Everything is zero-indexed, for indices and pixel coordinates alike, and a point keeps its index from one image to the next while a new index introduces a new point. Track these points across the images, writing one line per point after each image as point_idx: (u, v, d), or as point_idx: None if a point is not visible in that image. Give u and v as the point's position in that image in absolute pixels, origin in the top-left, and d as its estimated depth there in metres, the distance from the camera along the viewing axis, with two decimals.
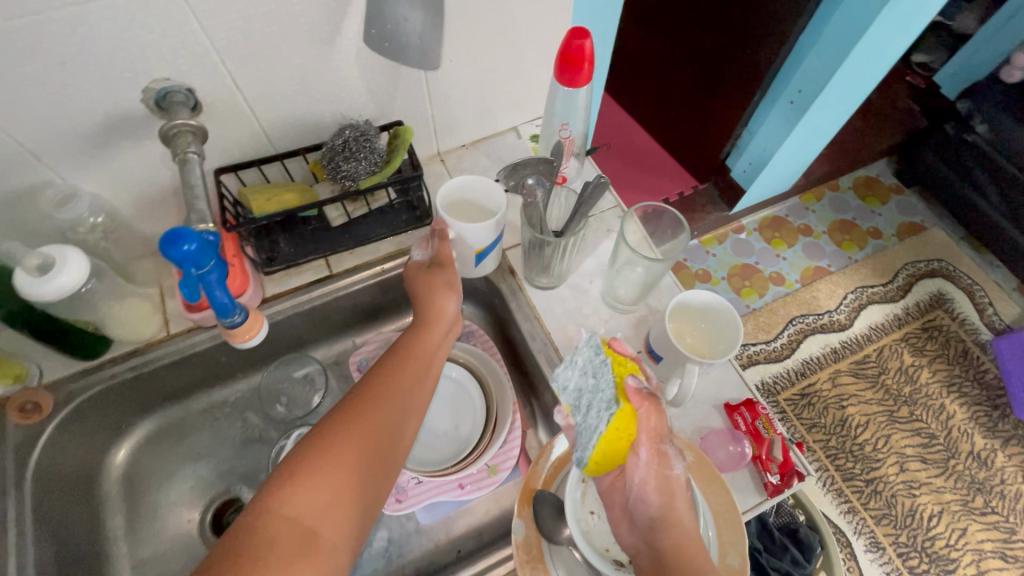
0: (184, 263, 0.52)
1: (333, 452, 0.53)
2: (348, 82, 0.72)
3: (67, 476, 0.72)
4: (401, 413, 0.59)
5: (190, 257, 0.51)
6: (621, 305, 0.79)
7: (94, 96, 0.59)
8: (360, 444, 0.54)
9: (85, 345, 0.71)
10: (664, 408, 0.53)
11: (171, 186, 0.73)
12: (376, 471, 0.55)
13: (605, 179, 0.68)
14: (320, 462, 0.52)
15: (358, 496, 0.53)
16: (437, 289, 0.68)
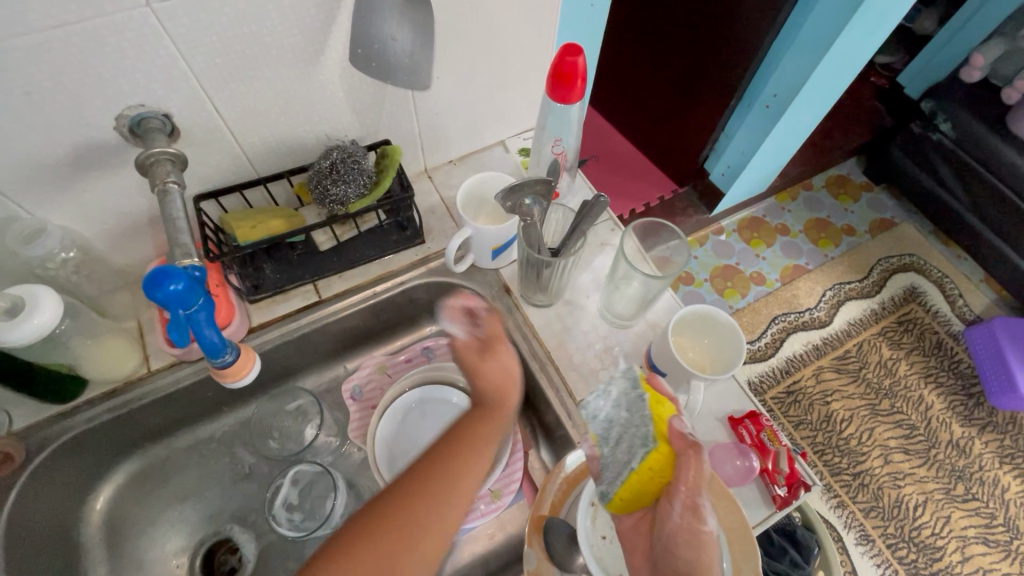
0: (170, 304, 0.49)
1: (399, 509, 0.53)
2: (333, 102, 0.70)
3: (44, 529, 0.68)
4: (468, 443, 0.59)
5: (177, 298, 0.48)
6: (621, 321, 0.78)
7: (63, 126, 0.55)
8: (420, 507, 0.53)
9: (59, 388, 0.67)
10: (706, 460, 0.51)
11: (148, 216, 0.69)
12: (442, 504, 0.54)
13: (605, 198, 0.65)
14: (387, 508, 0.53)
15: (428, 530, 0.53)
16: (492, 312, 0.69)
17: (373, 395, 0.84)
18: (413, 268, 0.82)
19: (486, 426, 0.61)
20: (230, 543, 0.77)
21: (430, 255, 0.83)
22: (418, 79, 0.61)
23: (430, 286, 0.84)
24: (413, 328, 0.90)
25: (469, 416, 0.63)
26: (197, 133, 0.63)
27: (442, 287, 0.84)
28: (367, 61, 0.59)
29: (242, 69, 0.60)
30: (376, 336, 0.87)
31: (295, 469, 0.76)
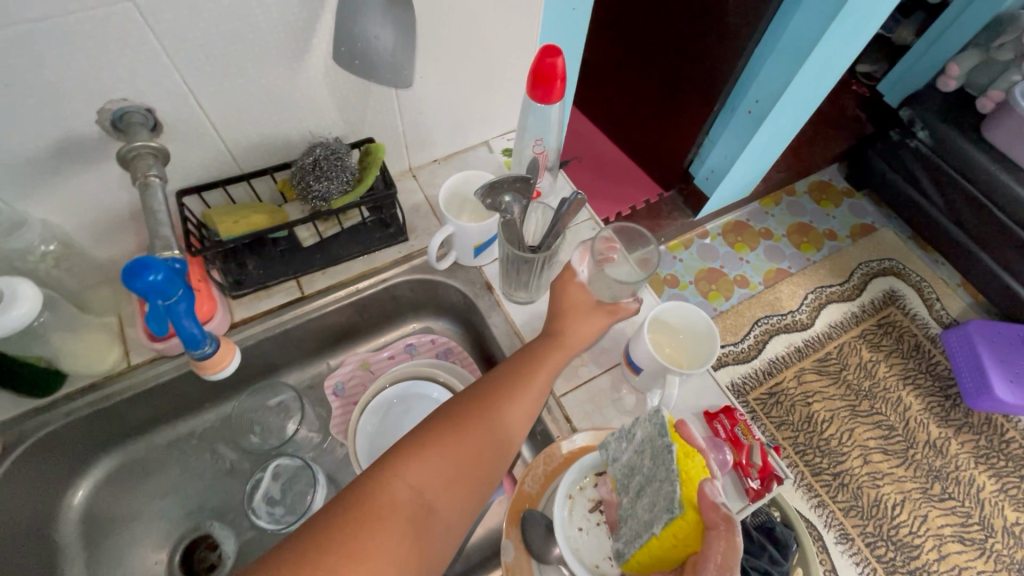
0: (150, 293, 0.49)
1: (457, 442, 0.57)
2: (317, 100, 0.71)
3: (20, 524, 0.67)
4: (519, 404, 0.61)
5: (156, 287, 0.49)
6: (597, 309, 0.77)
7: (44, 119, 0.56)
8: (477, 442, 0.57)
9: (38, 382, 0.67)
10: (739, 538, 0.43)
11: (130, 210, 0.70)
12: (485, 454, 0.57)
13: (583, 196, 0.66)
14: (435, 441, 0.56)
15: (471, 470, 0.56)
16: (568, 280, 0.73)
17: (355, 391, 0.85)
18: (397, 265, 0.83)
19: (538, 384, 0.63)
20: (210, 539, 0.76)
21: (414, 253, 0.84)
22: (395, 79, 0.62)
23: (413, 283, 0.85)
24: (396, 325, 0.90)
25: (518, 360, 0.65)
26: (180, 128, 0.64)
27: (426, 284, 0.85)
28: (349, 59, 0.60)
29: (227, 65, 0.61)
30: (360, 333, 0.88)
31: (275, 463, 0.76)
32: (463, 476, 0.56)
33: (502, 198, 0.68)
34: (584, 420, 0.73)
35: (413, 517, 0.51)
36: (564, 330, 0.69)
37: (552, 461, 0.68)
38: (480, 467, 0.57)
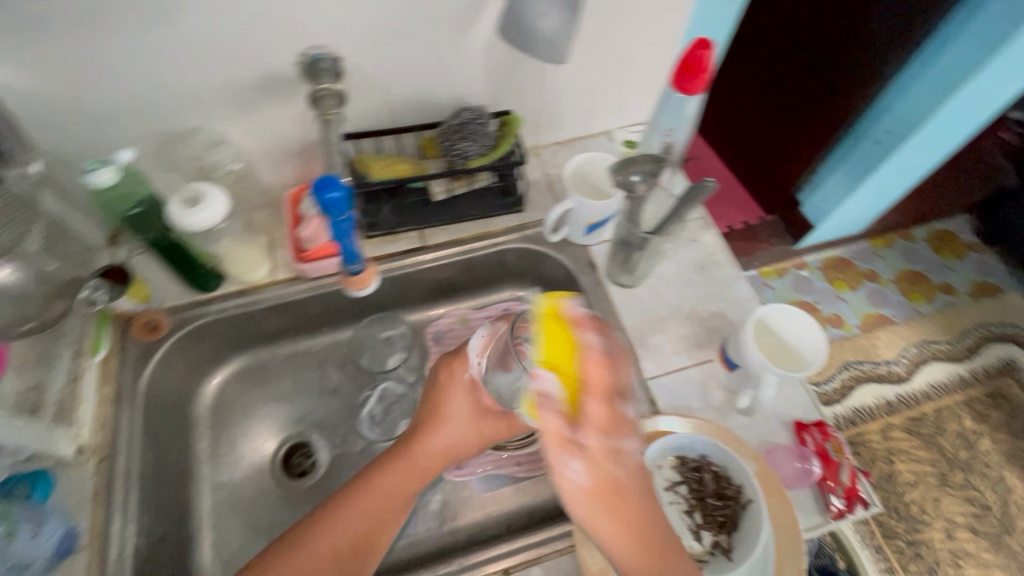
0: (329, 210, 0.57)
1: (376, 495, 0.62)
2: (471, 69, 0.77)
3: (168, 397, 0.80)
4: (383, 513, 0.62)
5: (334, 204, 0.56)
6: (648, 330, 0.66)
7: (258, 56, 0.66)
8: (371, 514, 0.61)
9: (203, 279, 0.78)
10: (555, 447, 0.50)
11: (297, 147, 0.80)
12: (359, 539, 0.60)
13: (712, 184, 0.65)
14: (309, 542, 0.59)
15: (342, 560, 0.59)
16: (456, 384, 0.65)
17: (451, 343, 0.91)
18: (509, 233, 0.88)
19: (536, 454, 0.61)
20: (306, 449, 0.86)
21: (527, 224, 0.89)
22: (554, 54, 0.68)
23: (521, 252, 0.89)
24: (496, 290, 0.96)
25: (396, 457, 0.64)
26: (355, 76, 0.73)
27: (532, 255, 0.89)
28: (516, 33, 0.67)
29: (407, 25, 0.69)
30: (463, 291, 0.94)
31: (382, 387, 0.89)
32: (379, 514, 0.61)
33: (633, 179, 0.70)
34: (669, 408, 0.75)
35: (335, 548, 0.59)
36: (444, 438, 0.64)
37: None
38: (363, 542, 0.60)
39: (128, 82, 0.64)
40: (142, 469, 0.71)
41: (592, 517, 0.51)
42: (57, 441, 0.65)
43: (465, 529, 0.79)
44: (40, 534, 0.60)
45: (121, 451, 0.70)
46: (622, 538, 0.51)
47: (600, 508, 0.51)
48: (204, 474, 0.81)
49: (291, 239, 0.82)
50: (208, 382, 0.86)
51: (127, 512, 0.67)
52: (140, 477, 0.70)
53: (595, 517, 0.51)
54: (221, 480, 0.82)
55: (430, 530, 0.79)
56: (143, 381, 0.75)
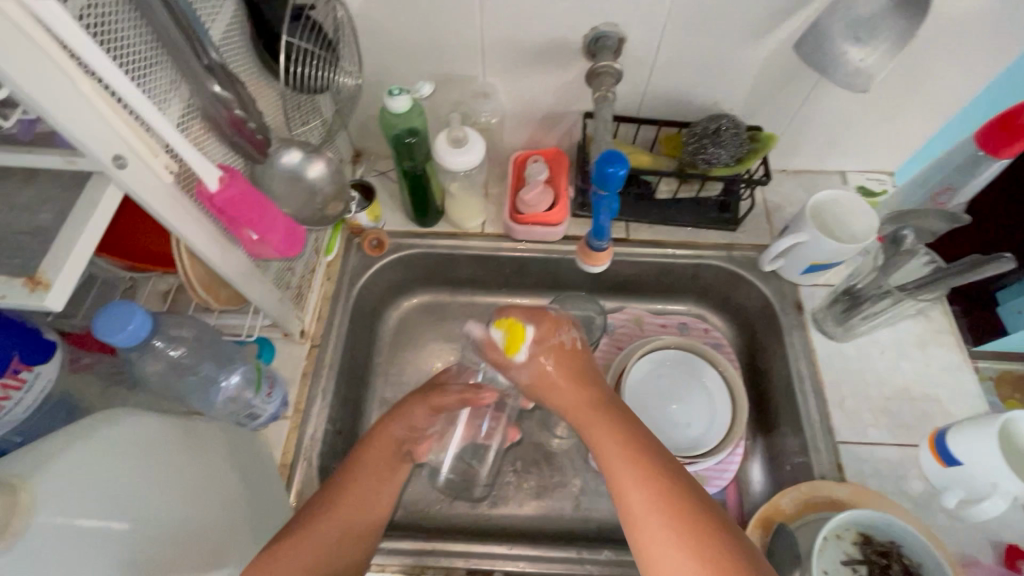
0: (606, 183, 0.60)
1: (357, 489, 0.62)
2: (742, 76, 0.75)
3: (366, 309, 0.86)
4: (369, 495, 0.63)
5: (609, 178, 0.59)
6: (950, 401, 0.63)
7: (557, 22, 0.69)
8: (353, 497, 0.61)
9: (427, 213, 0.84)
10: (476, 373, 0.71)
11: (544, 114, 0.83)
12: (357, 532, 0.59)
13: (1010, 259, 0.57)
14: (305, 541, 0.53)
15: (348, 545, 0.57)
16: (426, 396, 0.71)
17: (621, 338, 0.90)
18: (716, 249, 0.85)
19: (616, 461, 0.54)
20: None
21: (736, 244, 0.85)
22: (856, 83, 0.64)
23: (722, 271, 0.85)
24: (676, 301, 0.93)
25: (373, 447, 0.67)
26: (629, 61, 0.74)
27: (732, 278, 0.85)
28: (816, 54, 0.65)
29: (704, 23, 0.68)
30: (644, 292, 0.93)
31: None
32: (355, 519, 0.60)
33: (904, 233, 0.68)
34: (858, 479, 0.69)
35: (342, 528, 0.57)
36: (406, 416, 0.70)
37: (816, 494, 0.66)
38: (356, 535, 0.59)
39: (439, 25, 0.70)
40: (340, 365, 0.78)
41: (628, 489, 0.52)
42: (293, 319, 0.73)
43: (597, 522, 0.79)
44: (271, 394, 0.67)
45: (329, 344, 0.77)
46: (680, 545, 0.47)
47: (649, 488, 0.51)
48: (375, 385, 0.87)
49: (509, 199, 0.85)
50: (395, 306, 0.92)
51: (325, 397, 0.74)
52: (338, 372, 0.77)
53: (631, 488, 0.52)
54: (385, 397, 0.86)
55: (563, 511, 0.79)
56: (356, 288, 0.83)
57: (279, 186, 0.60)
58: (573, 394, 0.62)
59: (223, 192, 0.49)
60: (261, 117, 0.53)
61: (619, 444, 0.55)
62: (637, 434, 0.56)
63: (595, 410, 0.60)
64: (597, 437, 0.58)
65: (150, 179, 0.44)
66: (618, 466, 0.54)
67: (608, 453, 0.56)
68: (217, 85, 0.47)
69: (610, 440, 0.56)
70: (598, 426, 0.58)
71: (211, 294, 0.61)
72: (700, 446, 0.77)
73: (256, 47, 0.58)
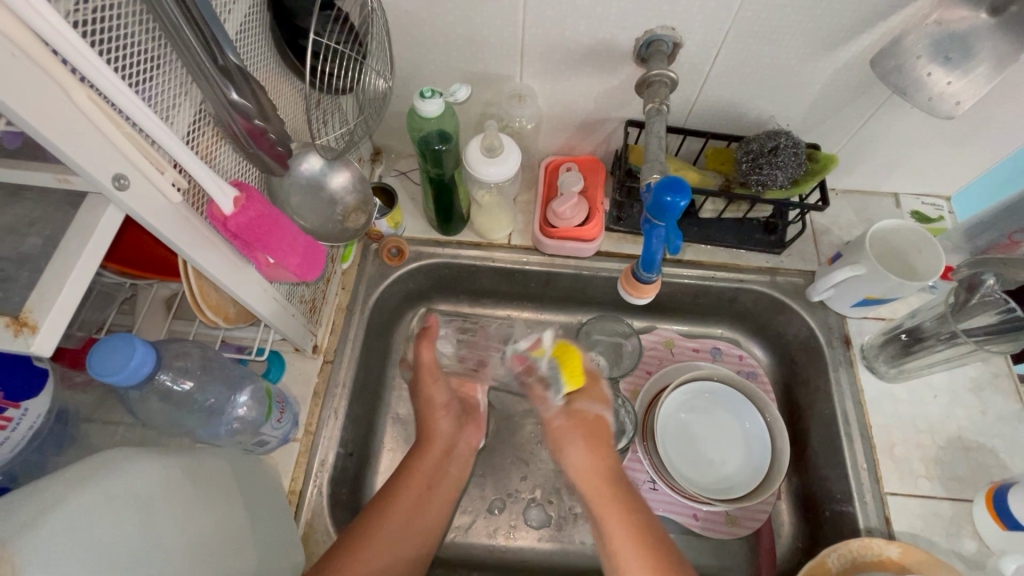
0: (664, 213, 0.55)
1: (418, 480, 0.64)
2: (805, 91, 0.69)
3: (383, 320, 0.81)
4: (439, 463, 0.67)
5: (661, 208, 0.54)
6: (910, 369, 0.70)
7: (609, 23, 0.61)
8: (428, 468, 0.66)
9: (449, 220, 0.78)
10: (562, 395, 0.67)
11: (583, 119, 0.76)
12: (429, 493, 0.64)
13: None
14: (386, 508, 0.60)
15: (423, 524, 0.62)
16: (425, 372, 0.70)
17: (650, 362, 0.85)
18: (759, 273, 0.79)
19: (619, 535, 0.57)
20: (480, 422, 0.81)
21: (780, 268, 0.79)
22: (942, 108, 0.58)
23: (764, 297, 0.80)
24: (709, 324, 0.87)
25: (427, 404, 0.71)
26: (683, 68, 0.67)
27: (773, 305, 0.80)
28: (893, 73, 0.59)
29: (771, 32, 0.61)
30: (676, 313, 0.87)
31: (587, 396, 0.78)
32: (426, 495, 0.64)
33: (985, 277, 0.61)
34: (906, 535, 0.64)
35: (425, 489, 0.64)
36: (438, 393, 0.71)
37: (864, 552, 0.61)
38: (426, 495, 0.64)
39: (474, 19, 0.63)
40: (353, 380, 0.73)
41: (623, 554, 0.56)
42: (306, 334, 0.68)
43: None
44: (282, 420, 0.62)
45: (343, 359, 0.72)
46: None
47: (626, 517, 0.58)
48: (388, 402, 0.82)
49: (539, 209, 0.79)
50: (410, 316, 0.87)
51: (337, 419, 0.69)
52: (351, 389, 0.72)
53: (631, 569, 0.55)
54: (399, 413, 0.81)
55: (586, 544, 0.75)
56: (373, 298, 0.77)
57: (296, 197, 0.55)
58: (586, 461, 0.64)
59: (239, 216, 0.43)
60: (281, 127, 0.46)
61: (626, 522, 0.58)
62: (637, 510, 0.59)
63: (610, 490, 0.61)
64: (607, 516, 0.59)
65: (154, 200, 0.38)
66: (619, 538, 0.57)
67: (616, 538, 0.57)
68: (235, 92, 0.41)
69: (620, 523, 0.58)
70: (609, 502, 0.60)
71: (220, 314, 0.55)
72: (735, 487, 0.72)
73: (276, 41, 0.52)
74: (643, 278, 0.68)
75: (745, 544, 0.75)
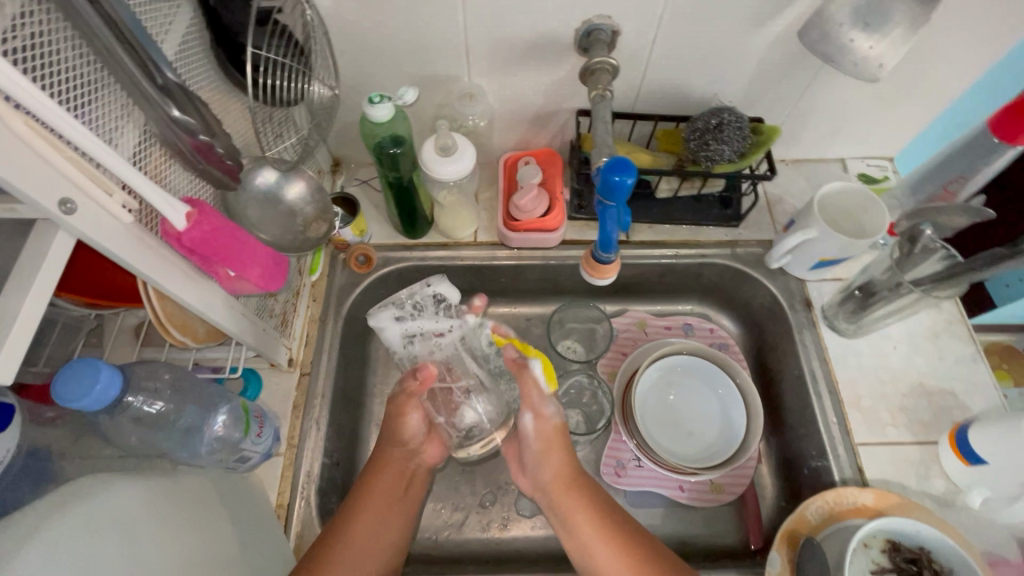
0: (613, 192, 0.57)
1: (382, 497, 0.62)
2: (742, 67, 0.71)
3: (358, 328, 0.81)
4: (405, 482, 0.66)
5: (613, 187, 0.56)
6: (867, 324, 0.73)
7: (546, 16, 0.63)
8: (390, 485, 0.64)
9: (414, 222, 0.79)
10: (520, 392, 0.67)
11: (535, 112, 0.78)
12: (393, 509, 0.63)
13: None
14: (347, 529, 0.58)
15: (389, 540, 0.61)
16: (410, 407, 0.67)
17: (625, 344, 0.86)
18: (719, 247, 0.81)
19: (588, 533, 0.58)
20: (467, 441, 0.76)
21: (739, 240, 0.82)
22: (866, 71, 0.61)
23: (726, 269, 0.82)
24: (679, 301, 0.90)
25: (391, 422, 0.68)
26: (623, 55, 0.69)
27: (736, 275, 0.82)
28: (820, 43, 0.62)
29: (702, 14, 0.64)
30: (646, 294, 0.89)
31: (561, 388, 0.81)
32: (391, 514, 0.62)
33: (923, 228, 0.64)
34: (879, 481, 0.67)
35: (387, 508, 0.62)
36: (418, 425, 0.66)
37: (840, 501, 0.64)
38: (392, 512, 0.63)
39: (416, 23, 0.64)
40: (331, 390, 0.73)
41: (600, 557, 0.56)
42: (279, 348, 0.68)
43: None
44: (261, 435, 0.62)
45: (320, 370, 0.73)
46: None
47: (595, 519, 0.59)
48: (371, 408, 0.82)
49: (501, 204, 0.81)
50: None
51: (319, 429, 0.70)
52: (331, 399, 0.72)
53: (595, 544, 0.57)
54: None
55: None
56: (345, 307, 0.78)
57: (254, 211, 0.56)
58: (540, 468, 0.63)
59: (192, 231, 0.44)
60: (228, 141, 0.47)
61: (591, 521, 0.58)
62: (610, 513, 0.59)
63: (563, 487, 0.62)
64: (567, 517, 0.60)
65: (105, 223, 0.38)
66: (588, 535, 0.58)
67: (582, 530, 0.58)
68: (176, 108, 0.42)
69: (579, 514, 0.59)
70: (562, 506, 0.61)
71: (189, 334, 0.55)
72: (714, 454, 0.74)
73: (217, 58, 0.52)
74: (599, 259, 0.69)
75: (732, 510, 0.77)
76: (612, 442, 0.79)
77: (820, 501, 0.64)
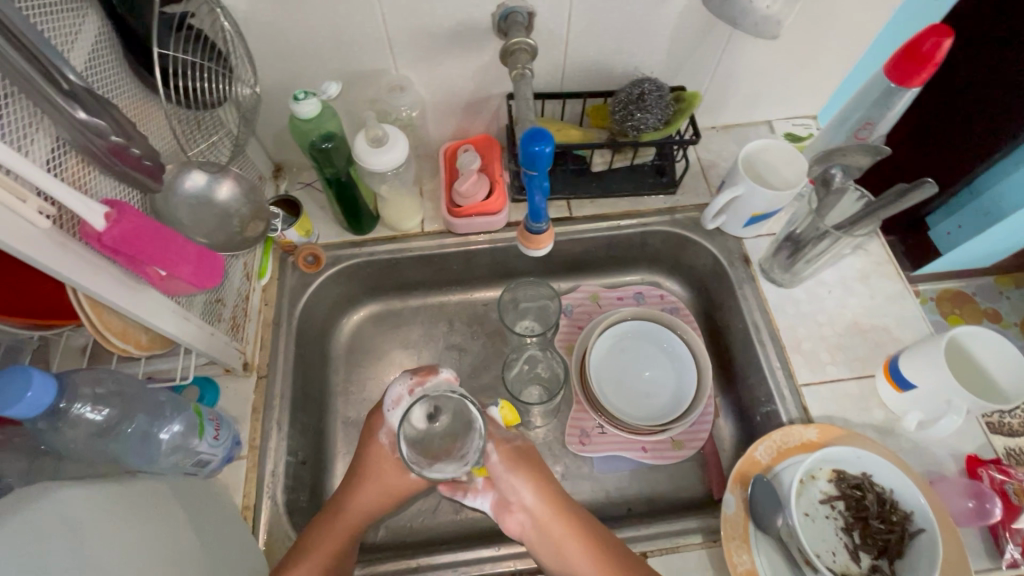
0: (535, 163, 0.59)
1: (350, 515, 0.63)
2: (657, 39, 0.74)
3: (315, 329, 0.82)
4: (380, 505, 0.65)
5: (532, 157, 0.58)
6: (801, 271, 0.77)
7: (461, 3, 0.65)
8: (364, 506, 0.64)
9: (358, 218, 0.80)
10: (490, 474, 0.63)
11: (467, 100, 0.79)
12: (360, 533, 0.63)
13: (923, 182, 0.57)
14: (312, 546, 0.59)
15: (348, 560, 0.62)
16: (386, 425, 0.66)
17: (580, 318, 0.89)
18: (659, 214, 0.84)
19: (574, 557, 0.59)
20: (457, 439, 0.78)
21: (677, 206, 0.85)
22: (767, 29, 0.64)
23: (668, 235, 0.85)
24: (629, 272, 0.92)
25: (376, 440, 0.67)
26: (542, 35, 0.72)
27: (677, 240, 0.85)
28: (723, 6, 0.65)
29: None
30: (596, 268, 0.91)
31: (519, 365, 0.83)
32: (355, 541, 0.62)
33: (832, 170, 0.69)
34: (824, 417, 0.70)
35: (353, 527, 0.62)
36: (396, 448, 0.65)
37: (788, 439, 0.67)
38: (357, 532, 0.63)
39: (335, 20, 0.65)
40: (291, 389, 0.73)
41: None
42: (232, 353, 0.68)
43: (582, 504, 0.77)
44: (219, 437, 0.63)
45: (277, 371, 0.73)
46: None
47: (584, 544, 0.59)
48: (336, 406, 0.82)
49: (444, 193, 0.82)
50: (344, 321, 0.88)
51: (281, 429, 0.70)
52: (291, 399, 0.73)
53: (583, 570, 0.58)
54: (349, 415, 0.82)
55: None
56: (298, 308, 0.78)
57: (186, 213, 0.56)
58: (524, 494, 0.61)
59: (112, 230, 0.44)
60: (145, 142, 0.49)
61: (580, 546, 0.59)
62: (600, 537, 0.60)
63: (549, 516, 0.61)
64: (554, 542, 0.60)
65: (21, 229, 0.39)
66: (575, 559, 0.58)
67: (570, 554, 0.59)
68: (83, 110, 0.42)
69: (569, 541, 0.59)
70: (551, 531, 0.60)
71: (131, 341, 0.55)
72: (671, 412, 0.76)
73: (132, 65, 0.53)
74: (534, 231, 0.71)
75: (695, 464, 0.79)
76: (575, 413, 0.81)
77: (768, 443, 0.67)
